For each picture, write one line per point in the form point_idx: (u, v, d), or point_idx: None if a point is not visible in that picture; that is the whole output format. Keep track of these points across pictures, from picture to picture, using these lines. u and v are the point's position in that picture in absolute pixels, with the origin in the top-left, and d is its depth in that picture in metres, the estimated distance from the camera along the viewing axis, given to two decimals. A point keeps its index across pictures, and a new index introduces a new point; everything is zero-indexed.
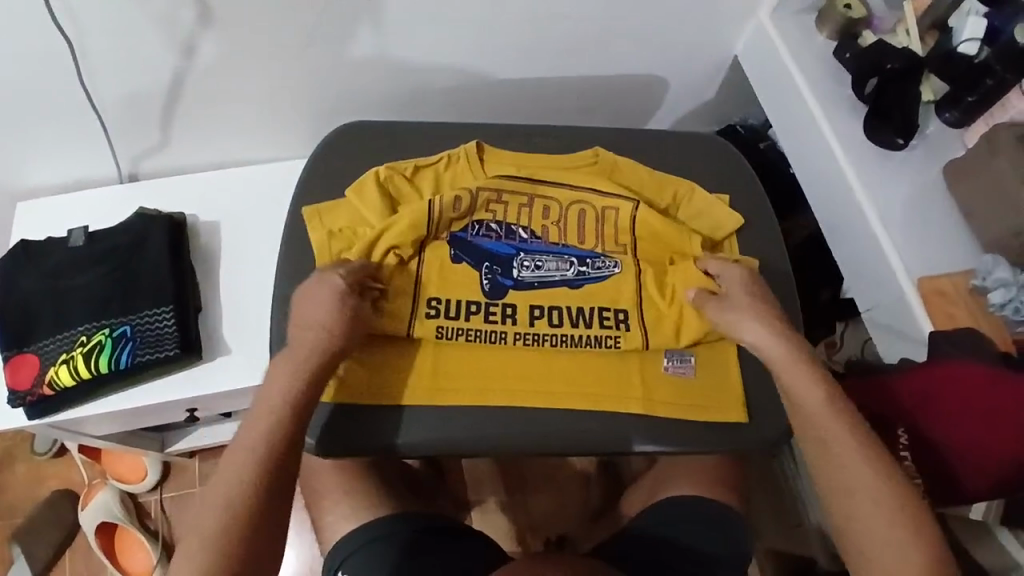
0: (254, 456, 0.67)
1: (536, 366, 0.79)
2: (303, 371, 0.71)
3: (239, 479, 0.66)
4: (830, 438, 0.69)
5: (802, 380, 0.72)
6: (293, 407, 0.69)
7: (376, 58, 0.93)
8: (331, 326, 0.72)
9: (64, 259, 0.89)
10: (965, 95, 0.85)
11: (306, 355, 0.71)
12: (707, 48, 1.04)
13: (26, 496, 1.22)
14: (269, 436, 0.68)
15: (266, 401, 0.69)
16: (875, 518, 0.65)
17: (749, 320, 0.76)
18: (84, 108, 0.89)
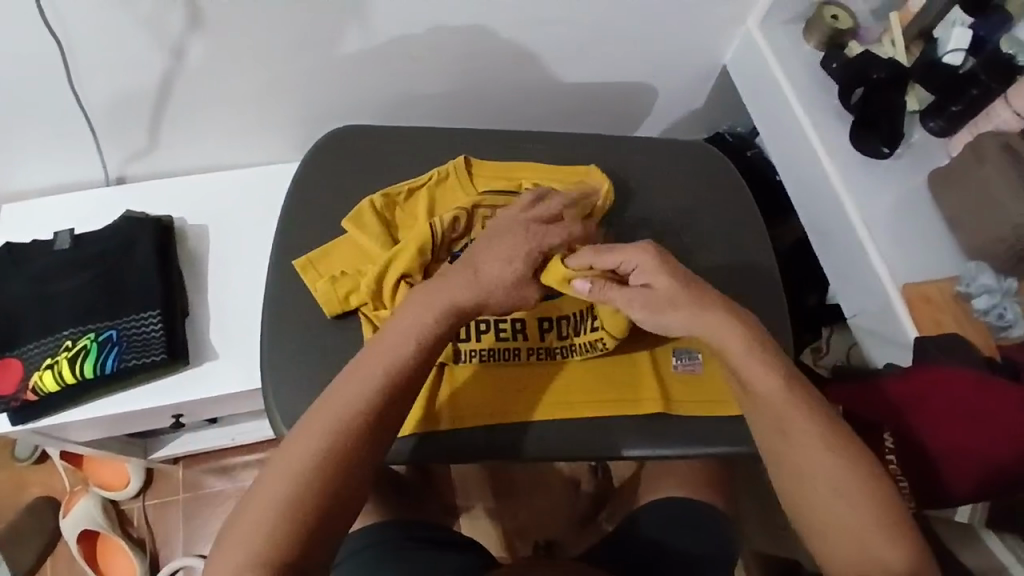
0: (314, 449, 0.61)
1: (542, 373, 0.79)
2: (384, 369, 0.64)
3: (307, 457, 0.61)
4: (789, 423, 0.65)
5: (756, 366, 0.66)
6: (377, 393, 0.63)
7: (366, 62, 0.92)
8: (426, 321, 0.66)
9: (48, 263, 0.88)
10: (950, 104, 0.87)
11: (395, 350, 0.65)
12: (696, 56, 1.05)
13: (6, 504, 1.20)
14: (342, 418, 0.62)
15: (337, 397, 0.63)
16: (846, 523, 0.61)
17: (677, 313, 0.68)
18: (71, 109, 0.88)
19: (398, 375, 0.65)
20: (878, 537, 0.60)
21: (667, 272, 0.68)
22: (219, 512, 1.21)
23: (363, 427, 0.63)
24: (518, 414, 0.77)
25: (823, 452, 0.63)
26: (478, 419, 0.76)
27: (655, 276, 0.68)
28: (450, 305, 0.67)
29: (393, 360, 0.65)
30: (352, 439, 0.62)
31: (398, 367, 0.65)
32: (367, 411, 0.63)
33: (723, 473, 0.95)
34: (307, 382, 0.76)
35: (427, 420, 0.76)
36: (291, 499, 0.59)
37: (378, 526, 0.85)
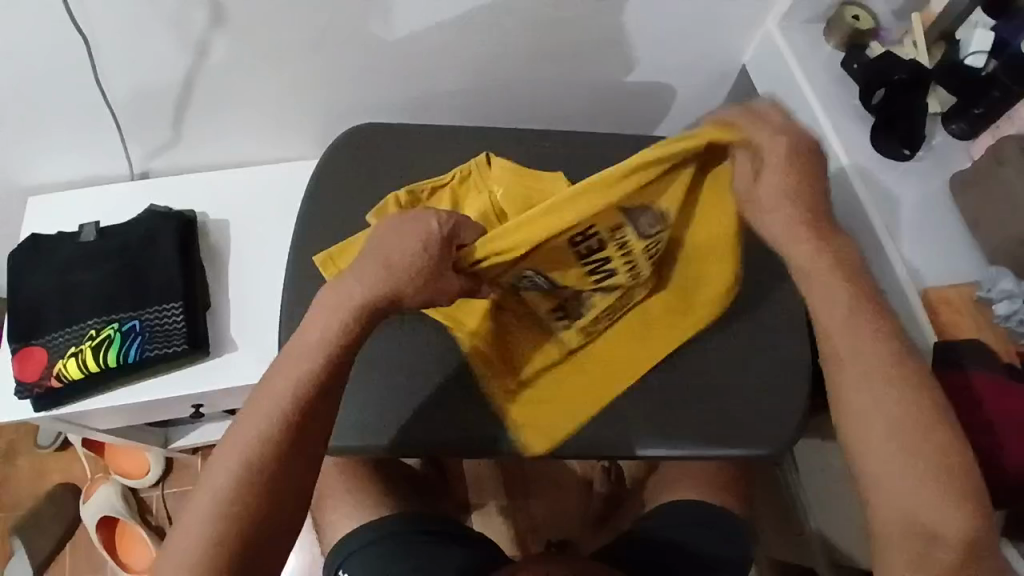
0: (228, 482, 0.63)
1: (659, 320, 0.80)
2: (285, 401, 0.65)
3: (223, 490, 0.63)
4: (850, 356, 0.66)
5: (824, 292, 0.68)
6: (283, 422, 0.64)
7: (384, 61, 0.93)
8: (312, 359, 0.65)
9: (74, 254, 0.90)
10: (971, 106, 0.86)
11: (287, 393, 0.65)
12: (716, 56, 1.05)
13: (30, 490, 1.23)
14: (256, 450, 0.64)
15: (245, 431, 0.64)
16: (894, 453, 0.62)
17: (773, 202, 0.68)
18: (98, 104, 0.90)
19: (288, 413, 0.65)
20: (935, 472, 0.61)
21: (786, 159, 0.67)
22: None
23: (268, 472, 0.64)
24: (617, 380, 0.78)
25: (881, 387, 0.64)
26: (491, 410, 0.77)
27: (782, 167, 0.67)
28: (331, 336, 0.65)
29: (283, 400, 0.65)
30: (257, 484, 0.64)
31: (291, 408, 0.65)
32: (266, 455, 0.64)
33: (737, 473, 0.94)
34: None
35: (562, 419, 0.77)
36: (218, 529, 0.62)
37: (394, 521, 0.85)
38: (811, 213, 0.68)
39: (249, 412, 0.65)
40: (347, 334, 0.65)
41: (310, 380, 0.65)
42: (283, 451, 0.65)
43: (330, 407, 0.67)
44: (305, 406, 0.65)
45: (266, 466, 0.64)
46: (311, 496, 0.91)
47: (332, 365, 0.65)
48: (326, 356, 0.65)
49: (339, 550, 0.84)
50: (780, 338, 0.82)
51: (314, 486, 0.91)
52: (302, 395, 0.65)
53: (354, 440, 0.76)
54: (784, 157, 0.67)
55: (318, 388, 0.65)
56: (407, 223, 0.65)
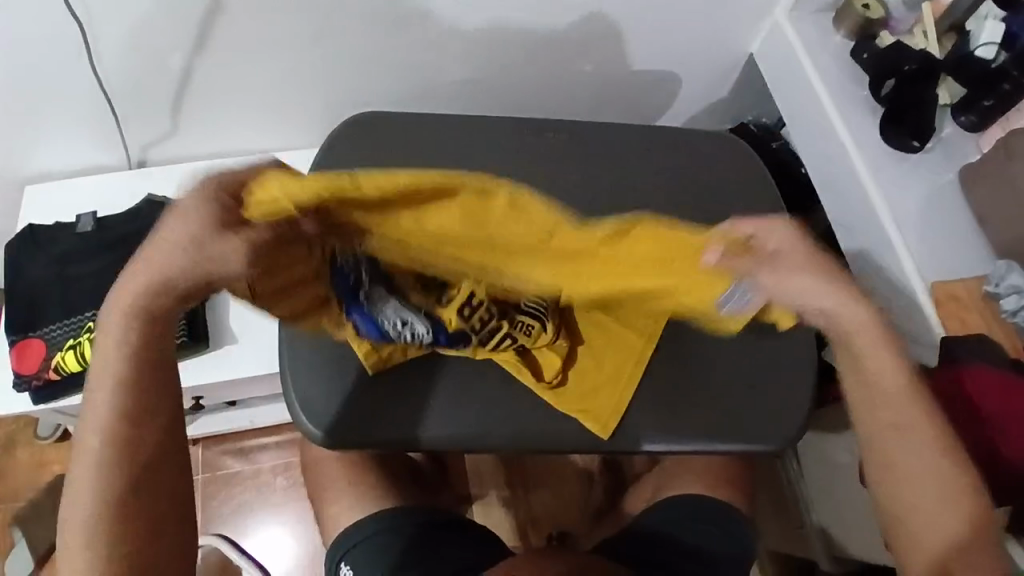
0: (94, 491, 0.61)
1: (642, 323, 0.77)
2: (115, 393, 0.62)
3: (88, 502, 0.61)
4: (902, 409, 0.67)
5: (884, 359, 0.67)
6: (124, 412, 0.62)
7: (386, 48, 0.92)
8: (115, 379, 0.62)
9: (70, 245, 0.89)
10: (981, 99, 0.84)
11: (110, 392, 0.62)
12: (724, 45, 1.03)
13: (30, 480, 1.22)
14: (106, 453, 0.62)
15: (89, 443, 0.62)
16: (931, 513, 0.66)
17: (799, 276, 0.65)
18: (93, 92, 0.88)
19: (120, 440, 0.62)
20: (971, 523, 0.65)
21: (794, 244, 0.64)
22: (235, 494, 1.24)
23: (137, 487, 0.63)
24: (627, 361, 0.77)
25: (927, 437, 0.66)
26: (490, 406, 0.75)
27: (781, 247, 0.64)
28: (128, 350, 0.61)
29: (105, 433, 0.62)
30: (129, 478, 0.62)
31: (121, 424, 0.62)
32: (116, 493, 0.62)
33: (740, 469, 0.94)
34: (319, 365, 0.76)
35: (609, 393, 0.76)
36: (99, 533, 0.61)
37: (396, 514, 0.85)
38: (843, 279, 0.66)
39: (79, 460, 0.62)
40: (135, 344, 0.61)
41: (124, 367, 0.62)
42: (138, 476, 0.63)
43: (169, 397, 0.65)
44: (134, 424, 0.62)
45: (125, 501, 0.62)
46: (311, 489, 0.91)
47: (148, 361, 0.62)
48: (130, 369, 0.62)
49: (341, 541, 0.84)
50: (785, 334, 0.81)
51: (314, 479, 0.90)
52: (121, 419, 0.62)
53: (343, 435, 0.74)
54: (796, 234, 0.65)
55: (134, 403, 0.62)
56: (177, 224, 0.56)
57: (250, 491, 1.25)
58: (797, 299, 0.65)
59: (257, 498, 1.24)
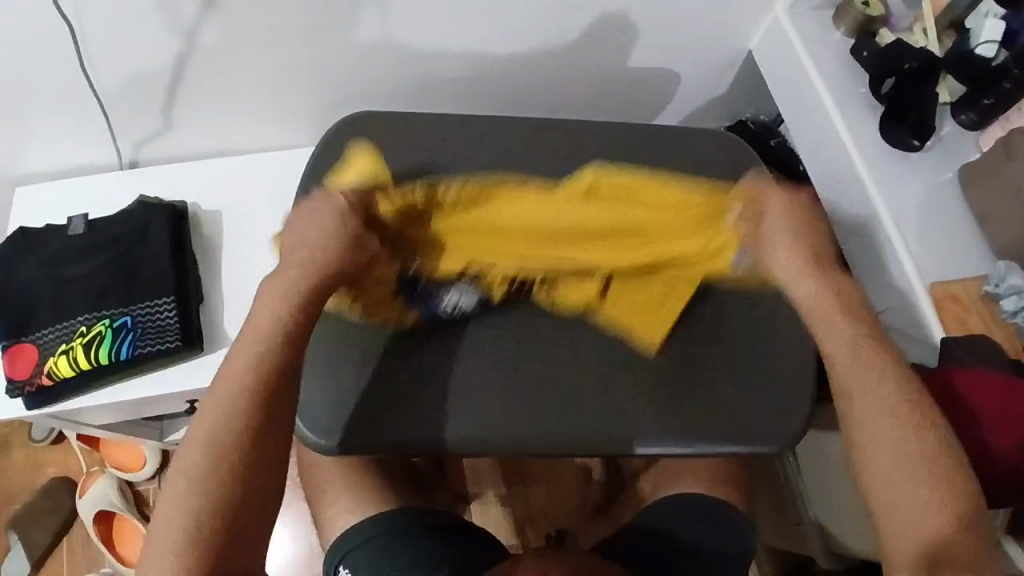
0: (205, 455, 0.64)
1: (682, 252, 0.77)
2: (256, 369, 0.67)
3: (196, 463, 0.64)
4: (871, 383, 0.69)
5: (837, 338, 0.72)
6: (258, 384, 0.66)
7: (380, 46, 0.90)
8: (239, 389, 0.66)
9: (62, 248, 0.88)
10: (982, 97, 0.84)
11: (251, 367, 0.67)
12: (722, 41, 1.02)
13: (23, 483, 1.21)
14: (227, 421, 0.65)
15: (215, 407, 0.66)
16: (906, 486, 0.66)
17: (773, 252, 0.76)
18: (84, 91, 0.87)
19: (228, 448, 0.65)
20: (944, 497, 0.65)
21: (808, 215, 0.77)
22: None
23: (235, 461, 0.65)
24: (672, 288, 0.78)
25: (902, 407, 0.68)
26: (487, 410, 0.75)
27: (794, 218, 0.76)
28: (256, 362, 0.67)
29: (222, 429, 0.65)
30: (239, 449, 0.65)
31: (248, 394, 0.66)
32: (218, 490, 0.64)
33: (739, 469, 0.94)
34: (317, 370, 0.76)
35: (661, 312, 0.78)
36: (199, 500, 0.63)
37: (394, 515, 0.84)
38: (814, 256, 0.75)
39: (187, 446, 0.65)
40: (266, 360, 0.67)
41: (271, 345, 0.68)
42: (234, 491, 0.64)
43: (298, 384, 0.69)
44: (246, 436, 0.66)
45: (218, 513, 0.64)
46: (308, 493, 0.90)
47: (293, 344, 0.69)
48: (261, 377, 0.67)
49: (339, 544, 0.83)
50: (784, 334, 0.81)
51: (311, 482, 0.90)
52: (248, 417, 0.66)
53: (340, 443, 0.73)
54: (773, 215, 0.76)
55: (261, 406, 0.66)
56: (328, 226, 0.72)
57: None
58: (789, 269, 0.75)
59: None
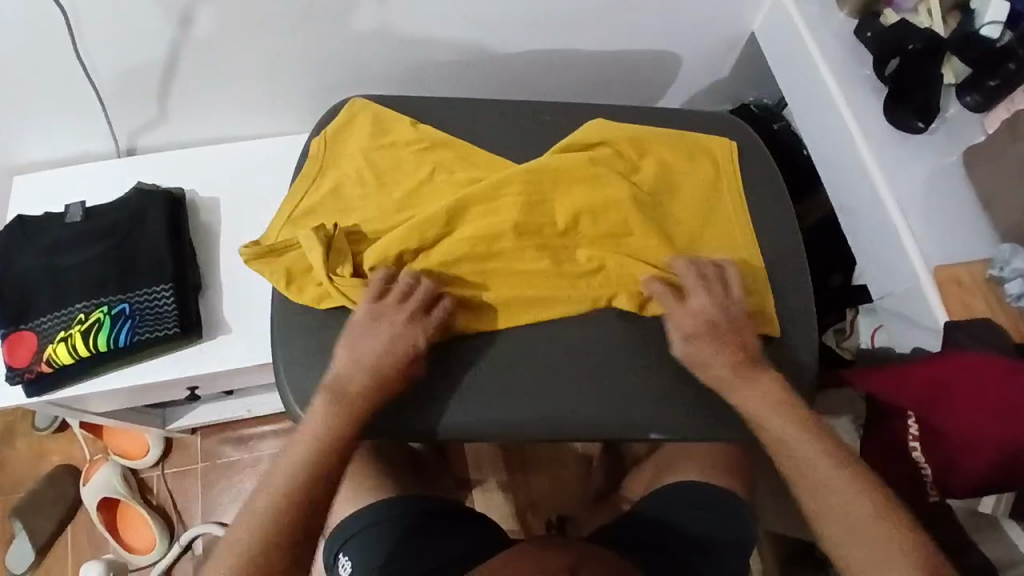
0: (250, 541, 0.66)
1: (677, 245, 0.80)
2: (306, 460, 0.69)
3: (241, 550, 0.66)
4: (791, 440, 0.70)
5: (750, 393, 0.72)
6: (309, 477, 0.69)
7: (374, 30, 0.89)
8: (274, 496, 0.68)
9: (60, 237, 0.88)
10: (987, 79, 0.82)
11: (300, 458, 0.69)
12: (724, 23, 1.01)
13: (28, 471, 1.22)
14: (278, 511, 0.67)
15: (268, 494, 0.68)
16: (860, 539, 0.66)
17: (712, 354, 0.72)
18: (79, 79, 0.86)
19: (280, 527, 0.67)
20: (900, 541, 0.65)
21: (712, 314, 0.74)
22: (235, 482, 1.23)
23: (277, 548, 0.66)
24: (683, 230, 0.81)
25: (824, 461, 0.69)
26: (486, 395, 0.74)
27: (700, 311, 0.74)
28: (320, 452, 0.69)
29: (271, 517, 0.67)
30: (286, 538, 0.67)
31: (297, 486, 0.68)
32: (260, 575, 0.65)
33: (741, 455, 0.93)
34: (313, 355, 0.76)
35: (679, 243, 0.80)
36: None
37: (392, 503, 0.84)
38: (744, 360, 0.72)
39: (237, 530, 0.68)
40: (324, 463, 0.69)
41: (324, 441, 0.69)
42: None
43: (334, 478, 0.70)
44: (302, 517, 0.68)
45: None
46: None
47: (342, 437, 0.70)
48: (303, 479, 0.69)
49: (338, 531, 0.84)
50: (786, 318, 0.80)
51: None
52: (296, 507, 0.68)
53: None
54: (703, 320, 0.73)
55: (309, 497, 0.68)
56: (376, 328, 0.72)
57: (251, 479, 1.23)
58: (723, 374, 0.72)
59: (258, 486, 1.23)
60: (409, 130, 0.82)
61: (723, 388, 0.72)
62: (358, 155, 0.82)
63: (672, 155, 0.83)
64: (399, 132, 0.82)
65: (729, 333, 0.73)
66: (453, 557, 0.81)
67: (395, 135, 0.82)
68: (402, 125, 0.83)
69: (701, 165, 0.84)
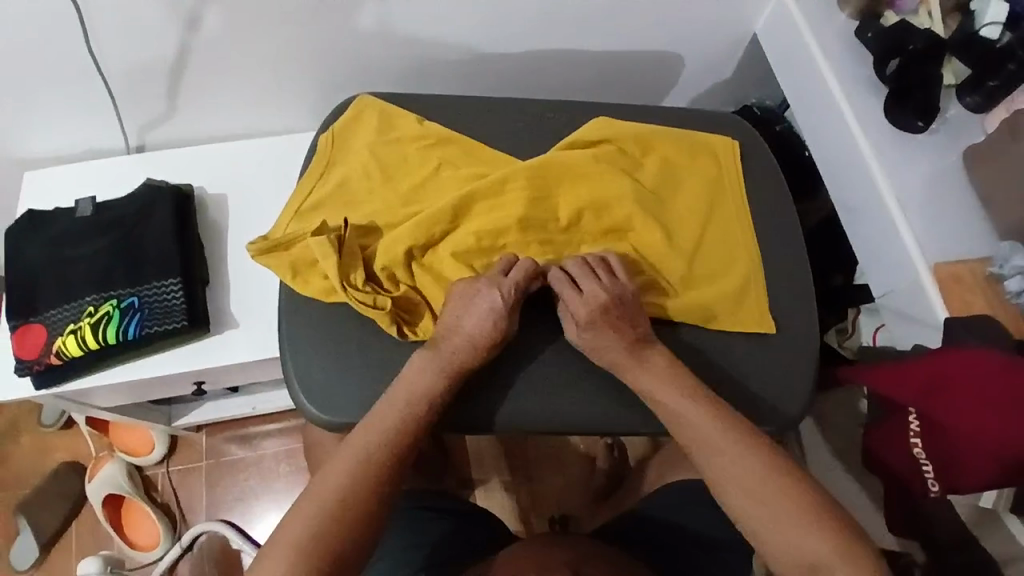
0: (338, 485, 0.66)
1: (680, 242, 0.80)
2: (399, 418, 0.69)
3: (327, 493, 0.65)
4: (683, 414, 0.70)
5: (645, 373, 0.72)
6: (404, 434, 0.69)
7: (381, 28, 0.91)
8: (366, 445, 0.68)
9: (70, 231, 0.89)
10: (988, 79, 0.82)
11: (394, 415, 0.69)
12: (726, 24, 1.02)
13: (34, 468, 1.23)
14: (368, 459, 0.67)
15: (363, 442, 0.68)
16: (765, 507, 0.65)
17: (606, 337, 0.72)
18: (90, 75, 0.88)
19: (359, 492, 0.66)
20: (804, 509, 0.65)
21: (606, 300, 0.72)
22: (239, 479, 1.23)
23: (361, 496, 0.66)
24: (687, 226, 0.81)
25: (715, 430, 0.69)
26: (490, 389, 0.75)
27: (594, 298, 0.73)
28: (403, 426, 0.69)
29: (361, 467, 0.67)
30: (371, 488, 0.66)
31: (391, 442, 0.68)
32: (340, 519, 0.64)
33: None
34: (321, 350, 0.77)
35: (682, 240, 0.81)
36: (321, 524, 0.64)
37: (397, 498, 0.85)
38: (636, 341, 0.72)
39: (325, 476, 0.67)
40: (416, 423, 0.69)
41: (423, 403, 0.70)
42: (352, 533, 0.65)
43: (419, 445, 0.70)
44: (381, 487, 0.67)
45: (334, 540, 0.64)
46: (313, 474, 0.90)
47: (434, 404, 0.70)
48: (398, 434, 0.69)
49: None
50: (785, 314, 0.82)
51: (315, 463, 0.90)
52: (385, 461, 0.68)
53: (336, 418, 0.75)
54: (598, 303, 0.72)
55: (396, 455, 0.68)
56: (465, 296, 0.72)
57: (254, 477, 1.24)
58: (617, 358, 0.72)
59: (261, 484, 1.23)
60: (415, 127, 0.83)
61: (620, 371, 0.73)
62: (364, 150, 0.83)
63: (675, 153, 0.84)
64: (405, 129, 0.83)
65: (621, 317, 0.72)
66: (457, 553, 0.82)
67: (401, 131, 0.83)
68: (407, 122, 0.84)
69: (704, 162, 0.85)
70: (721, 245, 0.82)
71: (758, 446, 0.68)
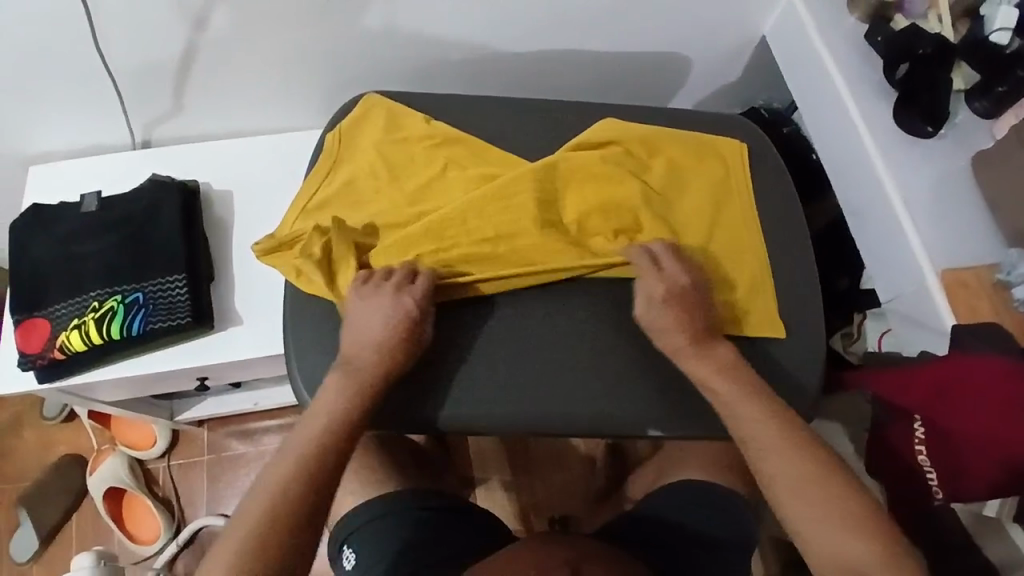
0: (272, 485, 0.67)
1: (689, 245, 0.80)
2: (329, 415, 0.70)
3: (264, 494, 0.67)
4: (735, 407, 0.71)
5: (705, 364, 0.73)
6: (336, 430, 0.70)
7: (389, 27, 0.90)
8: (300, 445, 0.69)
9: (75, 226, 0.89)
10: (996, 85, 0.83)
11: (327, 412, 0.70)
12: (735, 26, 1.02)
13: (35, 460, 1.23)
14: (300, 457, 0.68)
15: (296, 443, 0.70)
16: (808, 502, 0.66)
17: (677, 321, 0.74)
18: (96, 72, 0.87)
19: (295, 488, 0.67)
20: (848, 505, 0.66)
21: (684, 284, 0.75)
22: (241, 475, 1.23)
23: (297, 493, 0.67)
24: (696, 230, 0.81)
25: (764, 424, 0.69)
26: (494, 388, 0.75)
27: (672, 282, 0.75)
28: (338, 421, 0.70)
29: (295, 465, 0.68)
30: (307, 483, 0.67)
31: (323, 439, 0.69)
32: (278, 518, 0.66)
33: None
34: (327, 349, 0.77)
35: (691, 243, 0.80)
36: (259, 523, 0.65)
37: (403, 494, 0.85)
38: (701, 330, 0.74)
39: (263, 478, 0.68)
40: (349, 418, 0.70)
41: (357, 397, 0.71)
42: (291, 527, 0.66)
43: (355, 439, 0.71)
44: (316, 481, 0.68)
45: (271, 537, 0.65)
46: None
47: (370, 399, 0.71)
48: (332, 431, 0.70)
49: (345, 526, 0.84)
50: (790, 318, 0.81)
51: None
52: (317, 457, 0.69)
53: None
54: (675, 288, 0.75)
55: (329, 451, 0.69)
56: (376, 301, 0.73)
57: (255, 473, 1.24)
58: (684, 345, 0.73)
59: None
60: (421, 126, 0.83)
61: (680, 358, 0.74)
62: (371, 149, 0.82)
63: (683, 155, 0.84)
64: (411, 128, 0.83)
65: (693, 304, 0.75)
66: (462, 550, 0.82)
67: (407, 130, 0.83)
68: (414, 121, 0.83)
69: (712, 164, 0.85)
70: (729, 247, 0.82)
71: (804, 442, 0.69)
